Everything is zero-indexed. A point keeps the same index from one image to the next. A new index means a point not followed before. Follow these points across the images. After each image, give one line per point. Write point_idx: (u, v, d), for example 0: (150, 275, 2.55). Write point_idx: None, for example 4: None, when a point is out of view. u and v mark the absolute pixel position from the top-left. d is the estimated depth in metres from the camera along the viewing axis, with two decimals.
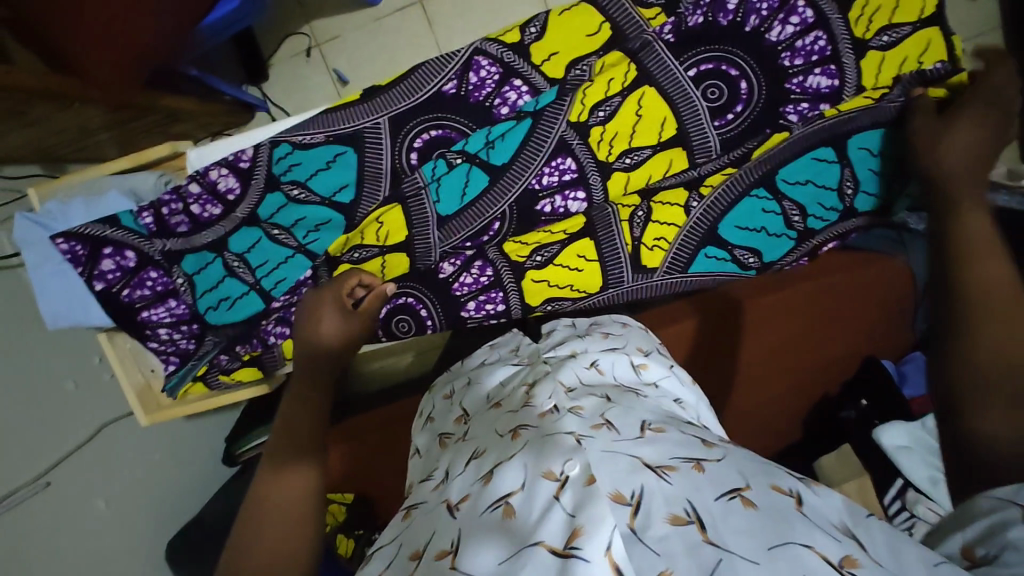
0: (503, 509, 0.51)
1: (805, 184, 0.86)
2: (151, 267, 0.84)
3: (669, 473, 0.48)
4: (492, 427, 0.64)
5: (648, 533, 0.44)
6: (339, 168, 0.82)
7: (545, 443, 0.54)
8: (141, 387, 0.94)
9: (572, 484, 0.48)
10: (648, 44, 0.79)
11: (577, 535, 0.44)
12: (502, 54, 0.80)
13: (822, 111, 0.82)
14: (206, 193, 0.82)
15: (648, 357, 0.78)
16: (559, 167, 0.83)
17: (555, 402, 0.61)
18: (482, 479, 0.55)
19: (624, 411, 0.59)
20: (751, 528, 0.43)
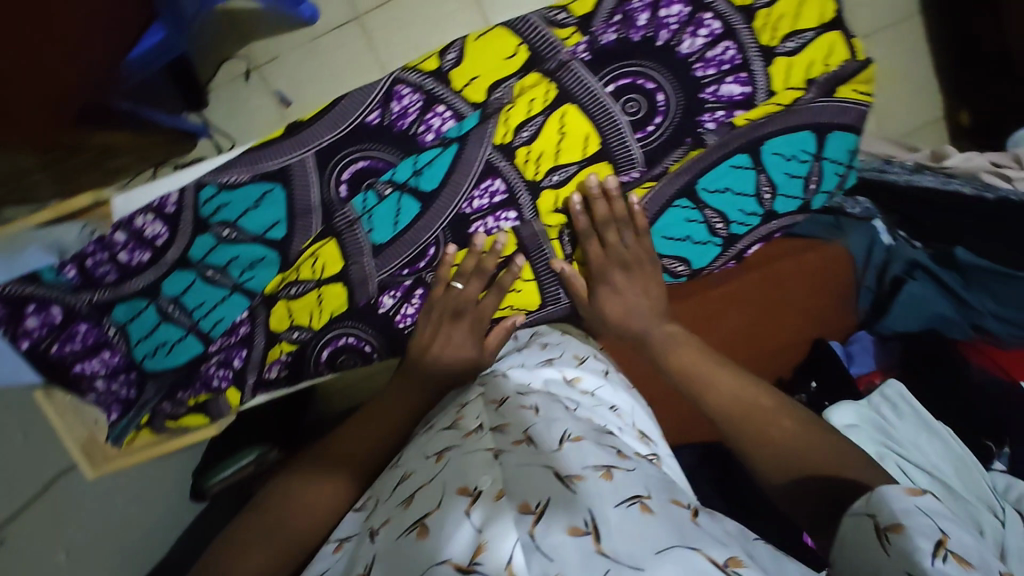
0: (416, 531, 0.56)
1: (726, 192, 0.89)
2: (81, 320, 0.83)
3: (576, 483, 0.55)
4: (421, 448, 0.69)
5: (545, 542, 0.51)
6: (268, 206, 0.81)
7: (466, 462, 0.61)
8: (83, 440, 0.91)
9: (482, 500, 0.56)
10: (565, 63, 0.81)
11: (479, 551, 0.51)
12: (422, 81, 0.81)
13: (730, 120, 0.85)
14: (132, 240, 0.79)
15: (582, 367, 0.81)
16: (489, 190, 0.84)
17: (479, 422, 0.68)
18: (403, 503, 0.61)
19: (547, 424, 0.65)
20: (642, 533, 0.50)
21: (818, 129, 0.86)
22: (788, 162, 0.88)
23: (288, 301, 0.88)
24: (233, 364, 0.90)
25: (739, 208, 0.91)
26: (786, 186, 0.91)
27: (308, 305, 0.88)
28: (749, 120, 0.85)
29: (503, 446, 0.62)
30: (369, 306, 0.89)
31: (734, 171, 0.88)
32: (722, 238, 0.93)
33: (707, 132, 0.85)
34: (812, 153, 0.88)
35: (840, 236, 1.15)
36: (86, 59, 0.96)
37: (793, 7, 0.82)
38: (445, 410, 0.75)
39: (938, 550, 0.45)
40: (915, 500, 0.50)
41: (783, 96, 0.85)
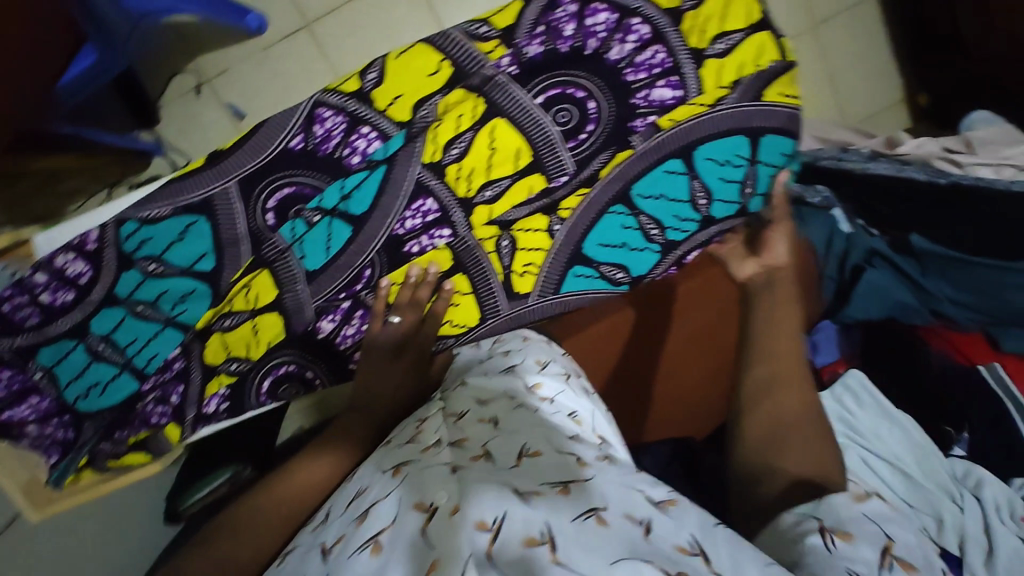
0: (370, 548, 0.57)
1: (658, 198, 0.90)
2: (4, 366, 0.79)
3: (533, 498, 0.56)
4: (376, 463, 0.68)
5: (500, 558, 0.52)
6: (192, 239, 0.79)
7: (423, 477, 0.62)
8: (25, 483, 0.89)
9: (438, 515, 0.56)
10: (491, 79, 0.78)
11: (433, 567, 0.52)
12: (344, 103, 0.77)
13: (655, 122, 0.83)
14: (54, 280, 0.77)
15: (543, 375, 0.82)
16: (421, 209, 0.83)
17: (437, 438, 0.68)
18: (356, 520, 0.60)
19: (506, 438, 0.66)
20: (600, 546, 0.52)
21: (751, 133, 0.86)
22: (722, 167, 0.89)
23: (223, 334, 0.86)
24: (171, 400, 0.88)
25: (672, 213, 0.92)
26: (722, 191, 0.91)
27: (243, 337, 0.87)
28: (675, 121, 0.83)
29: (459, 461, 0.63)
30: (307, 332, 0.88)
31: (667, 177, 0.88)
32: (658, 244, 0.95)
33: (636, 136, 0.83)
34: (745, 158, 0.89)
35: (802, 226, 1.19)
36: (11, 86, 0.93)
37: (719, 8, 0.79)
38: (404, 425, 0.75)
39: (883, 561, 0.54)
40: (860, 506, 0.59)
41: (712, 96, 0.82)
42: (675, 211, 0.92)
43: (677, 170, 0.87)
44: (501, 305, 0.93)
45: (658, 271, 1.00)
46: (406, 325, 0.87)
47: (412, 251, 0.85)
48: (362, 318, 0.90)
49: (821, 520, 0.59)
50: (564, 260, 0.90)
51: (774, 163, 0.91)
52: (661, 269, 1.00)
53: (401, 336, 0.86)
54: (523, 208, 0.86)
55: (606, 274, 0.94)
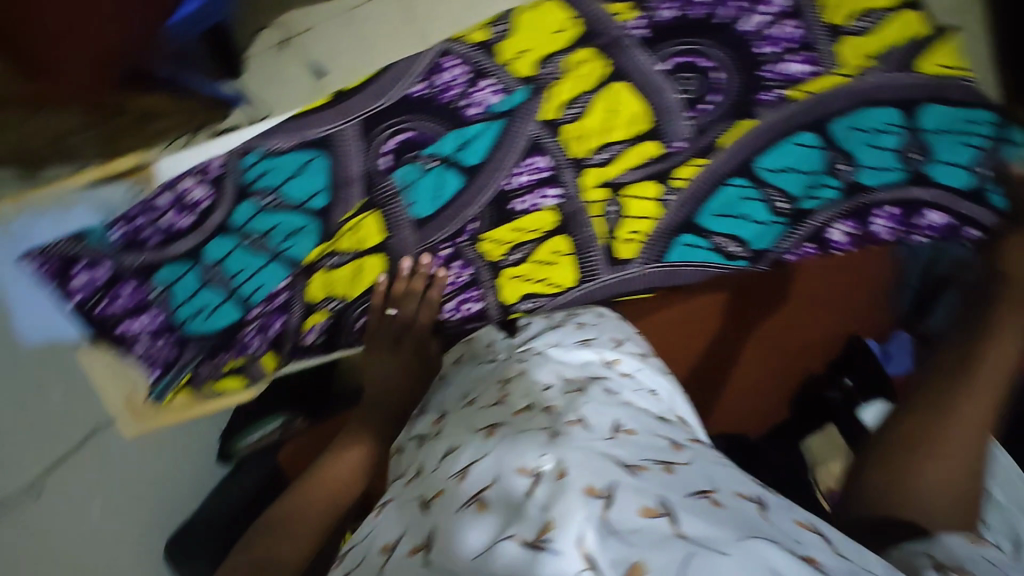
0: (475, 506, 0.51)
1: (787, 173, 0.86)
2: (126, 280, 0.82)
3: (641, 472, 0.51)
4: (464, 422, 0.65)
5: (620, 526, 0.46)
6: (309, 175, 0.82)
7: (519, 439, 0.56)
8: (123, 398, 0.87)
9: (545, 479, 0.50)
10: (618, 41, 0.78)
11: (548, 528, 0.46)
12: (469, 53, 0.79)
13: (783, 95, 0.82)
14: (177, 204, 0.80)
15: (619, 351, 0.78)
16: (532, 166, 0.82)
17: (529, 402, 0.64)
18: (456, 475, 0.55)
19: (598, 406, 0.62)
20: (724, 524, 0.46)
21: (906, 104, 0.84)
22: (869, 134, 0.85)
23: (328, 272, 0.87)
24: (273, 327, 0.90)
25: (802, 183, 0.87)
26: (871, 157, 0.86)
27: (347, 276, 0.87)
28: (813, 92, 0.83)
29: (556, 425, 0.57)
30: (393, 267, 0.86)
31: (798, 149, 0.85)
32: (787, 216, 0.88)
33: (762, 106, 0.82)
34: (900, 126, 0.85)
35: None
36: None
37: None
38: (483, 382, 0.73)
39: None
40: (979, 549, 0.49)
41: (852, 67, 0.83)
42: (808, 185, 0.87)
43: (809, 143, 0.85)
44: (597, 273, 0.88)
45: (794, 247, 0.91)
46: (401, 317, 0.83)
47: (516, 208, 0.83)
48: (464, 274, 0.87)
49: (933, 555, 0.47)
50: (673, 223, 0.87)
51: (943, 132, 0.85)
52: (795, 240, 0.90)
53: (397, 326, 0.83)
54: (636, 173, 0.84)
55: (719, 247, 0.88)
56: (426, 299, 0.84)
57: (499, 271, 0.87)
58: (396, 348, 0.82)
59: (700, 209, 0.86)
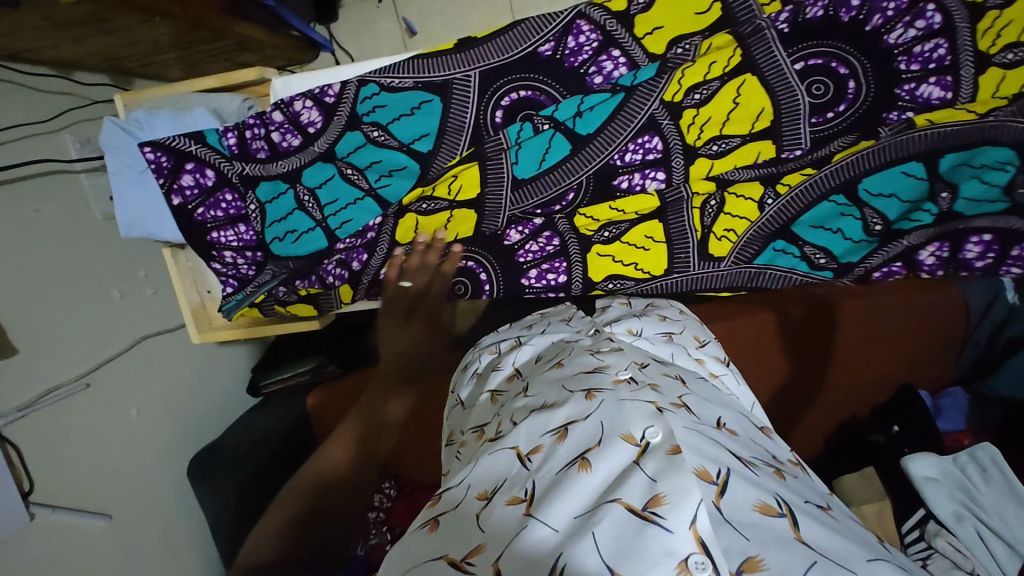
0: (577, 465, 0.49)
1: (890, 198, 0.81)
2: (228, 189, 0.86)
3: (755, 469, 0.49)
4: (559, 383, 0.62)
5: (737, 518, 0.43)
6: (422, 116, 0.82)
7: (624, 404, 0.52)
8: (195, 306, 0.98)
9: (653, 450, 0.47)
10: (760, 31, 0.75)
11: (658, 502, 0.42)
12: (605, 21, 0.78)
13: (910, 119, 0.76)
14: (288, 123, 0.83)
15: (705, 354, 0.78)
16: (644, 146, 0.81)
17: (630, 374, 0.60)
18: (555, 435, 0.53)
19: (701, 399, 0.59)
20: (846, 540, 0.44)
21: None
22: (976, 170, 0.77)
23: (418, 216, 0.86)
24: (352, 266, 0.88)
25: (898, 206, 0.81)
26: (973, 190, 0.78)
27: (436, 223, 0.86)
28: (932, 123, 0.76)
29: (663, 402, 0.53)
30: (494, 235, 0.87)
31: (904, 178, 0.79)
32: (878, 237, 0.83)
33: (886, 128, 0.77)
34: (1013, 164, 0.75)
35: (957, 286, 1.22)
36: None
37: None
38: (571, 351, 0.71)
39: None
40: None
41: (984, 104, 0.75)
42: (905, 209, 0.81)
43: (916, 174, 0.78)
44: (687, 264, 0.87)
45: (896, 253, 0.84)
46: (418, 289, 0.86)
47: (620, 186, 0.83)
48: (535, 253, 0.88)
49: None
50: (768, 231, 0.84)
51: None
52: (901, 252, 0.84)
53: (413, 299, 0.87)
54: (746, 171, 0.82)
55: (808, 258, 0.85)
56: (440, 272, 0.87)
57: (588, 248, 0.88)
58: (409, 320, 0.88)
59: (794, 221, 0.84)
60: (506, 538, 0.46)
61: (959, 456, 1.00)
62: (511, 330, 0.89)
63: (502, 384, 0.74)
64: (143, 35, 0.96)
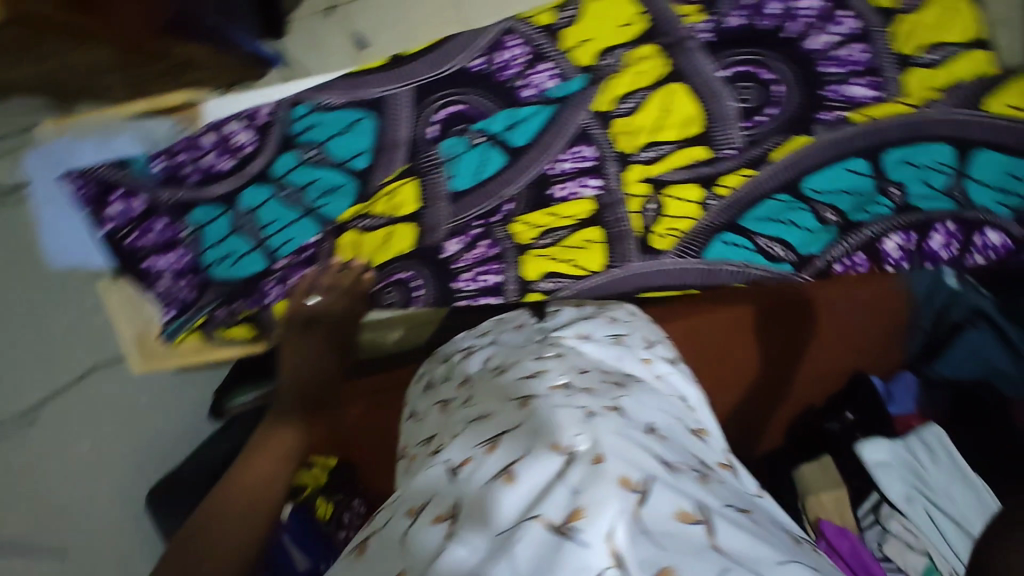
0: (502, 478, 0.49)
1: (839, 194, 0.85)
2: (160, 215, 0.85)
3: (679, 473, 0.49)
4: (497, 392, 0.61)
5: (654, 528, 0.44)
6: (356, 134, 0.82)
7: (554, 415, 0.52)
8: (138, 335, 0.93)
9: (579, 462, 0.47)
10: (682, 42, 0.79)
11: (576, 516, 0.44)
12: (532, 35, 0.80)
13: (846, 117, 0.82)
14: (221, 145, 0.83)
15: (654, 353, 0.74)
16: (577, 155, 0.82)
17: (567, 379, 0.60)
18: (485, 446, 0.53)
19: (638, 401, 0.58)
20: (761, 543, 0.45)
21: (956, 142, 0.84)
22: (918, 170, 0.85)
23: (359, 233, 0.86)
24: (291, 283, 0.88)
25: (861, 203, 0.86)
26: (920, 189, 0.86)
27: (377, 240, 0.86)
28: (871, 118, 0.82)
29: (595, 407, 0.53)
30: (432, 247, 0.86)
31: (848, 174, 0.84)
32: (835, 227, 0.87)
33: (820, 125, 0.82)
34: (949, 166, 0.85)
35: None
36: None
37: (936, 22, 0.84)
38: (515, 356, 0.70)
39: None
40: None
41: (916, 98, 0.83)
42: (855, 201, 0.86)
43: (863, 171, 0.85)
44: (628, 255, 0.87)
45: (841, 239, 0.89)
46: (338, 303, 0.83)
47: (556, 195, 0.83)
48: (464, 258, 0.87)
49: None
50: (721, 221, 0.85)
51: (987, 181, 0.86)
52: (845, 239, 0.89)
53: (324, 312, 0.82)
54: (684, 172, 0.83)
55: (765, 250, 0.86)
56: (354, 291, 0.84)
57: (525, 250, 0.87)
58: (307, 330, 0.79)
59: (743, 213, 0.85)
60: (428, 558, 0.46)
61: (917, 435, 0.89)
62: (468, 337, 0.86)
63: (451, 392, 0.72)
64: None
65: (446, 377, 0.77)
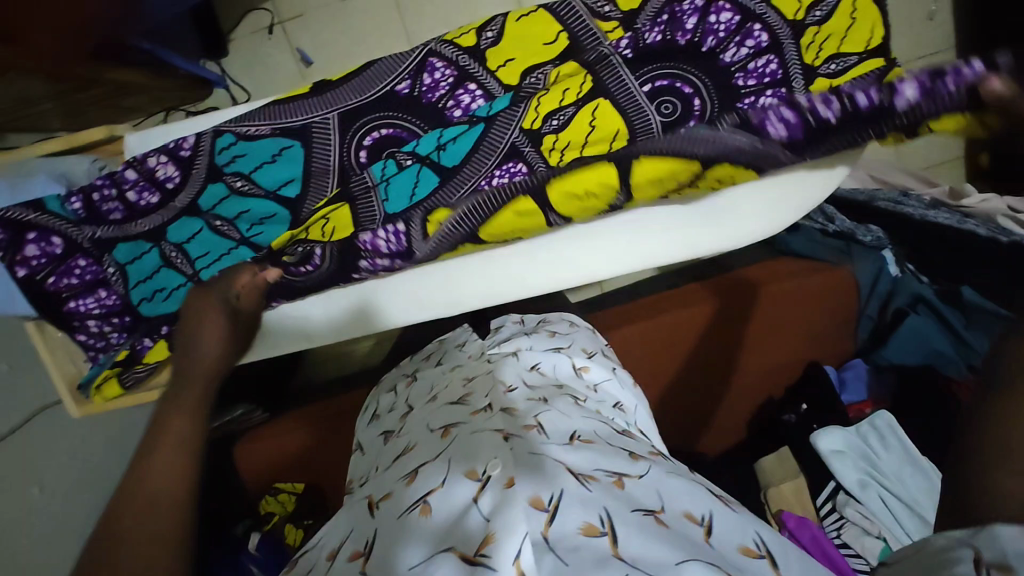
0: (419, 509, 0.50)
1: None
2: (81, 254, 0.82)
3: (590, 482, 0.49)
4: (426, 421, 0.63)
5: (560, 542, 0.43)
6: (286, 162, 0.81)
7: (474, 441, 0.54)
8: (71, 378, 0.90)
9: (491, 485, 0.48)
10: (605, 58, 0.79)
11: (488, 541, 0.43)
12: (456, 56, 0.80)
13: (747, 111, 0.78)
14: (143, 180, 0.81)
15: (591, 360, 0.79)
16: (511, 171, 0.80)
17: (489, 401, 0.61)
18: (406, 478, 0.54)
19: (558, 415, 0.59)
20: (664, 543, 0.45)
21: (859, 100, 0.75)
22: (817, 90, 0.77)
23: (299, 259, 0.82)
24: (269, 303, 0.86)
25: None
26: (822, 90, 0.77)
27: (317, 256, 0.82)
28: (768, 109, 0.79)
29: (513, 429, 0.55)
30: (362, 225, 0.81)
31: None
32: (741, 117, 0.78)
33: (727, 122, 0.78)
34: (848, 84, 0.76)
35: (848, 263, 1.20)
36: None
37: (842, 29, 0.77)
38: (449, 381, 0.71)
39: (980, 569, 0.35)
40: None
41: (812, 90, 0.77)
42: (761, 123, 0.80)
43: None
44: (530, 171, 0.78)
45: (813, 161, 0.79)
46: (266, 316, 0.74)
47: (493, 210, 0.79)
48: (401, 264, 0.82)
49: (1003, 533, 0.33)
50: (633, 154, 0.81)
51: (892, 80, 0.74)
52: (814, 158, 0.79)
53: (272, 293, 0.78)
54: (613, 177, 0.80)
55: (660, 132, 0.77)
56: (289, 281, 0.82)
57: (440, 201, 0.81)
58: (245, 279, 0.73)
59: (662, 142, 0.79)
60: None
61: (857, 427, 1.07)
62: (413, 361, 0.86)
63: (394, 423, 0.71)
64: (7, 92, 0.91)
65: (390, 407, 0.77)
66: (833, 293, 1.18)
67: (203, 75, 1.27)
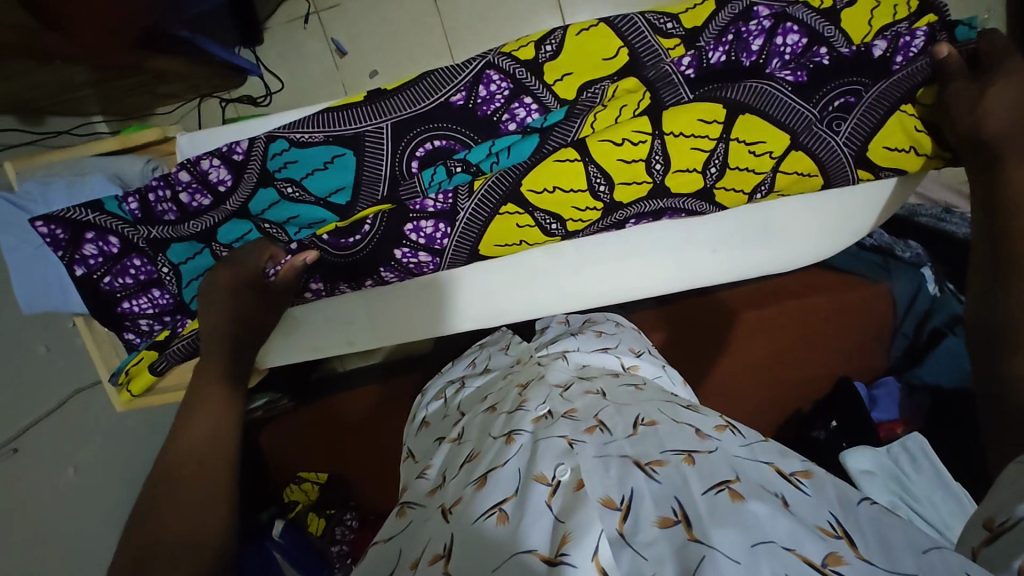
0: (495, 516, 0.49)
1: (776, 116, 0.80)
2: (136, 254, 0.83)
3: (657, 470, 0.49)
4: (486, 427, 0.63)
5: (635, 538, 0.44)
6: (336, 169, 0.81)
7: (540, 445, 0.54)
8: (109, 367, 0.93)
9: (563, 489, 0.49)
10: (666, 76, 0.77)
11: (564, 541, 0.44)
12: (514, 69, 0.79)
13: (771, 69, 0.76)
14: (196, 182, 0.81)
15: (639, 358, 0.77)
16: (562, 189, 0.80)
17: (548, 408, 0.60)
18: (476, 483, 0.54)
19: (617, 409, 0.58)
20: (740, 523, 0.42)
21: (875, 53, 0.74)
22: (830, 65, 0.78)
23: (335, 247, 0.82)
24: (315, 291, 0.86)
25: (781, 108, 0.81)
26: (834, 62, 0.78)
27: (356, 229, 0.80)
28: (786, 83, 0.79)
29: (576, 433, 0.55)
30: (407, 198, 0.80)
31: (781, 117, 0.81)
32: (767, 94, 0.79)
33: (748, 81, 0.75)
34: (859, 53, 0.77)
35: (886, 278, 1.15)
36: None
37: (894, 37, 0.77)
38: (502, 388, 0.71)
39: None
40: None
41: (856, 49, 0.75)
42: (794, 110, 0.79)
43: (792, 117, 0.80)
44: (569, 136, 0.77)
45: (841, 134, 0.76)
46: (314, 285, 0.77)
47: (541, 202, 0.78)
48: (443, 231, 0.81)
49: None
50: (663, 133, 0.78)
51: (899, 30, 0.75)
52: (842, 130, 0.75)
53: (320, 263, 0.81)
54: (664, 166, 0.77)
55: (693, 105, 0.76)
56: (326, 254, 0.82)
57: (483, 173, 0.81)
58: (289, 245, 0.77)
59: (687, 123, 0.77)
60: None
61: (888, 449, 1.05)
62: (454, 368, 0.88)
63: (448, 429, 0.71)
64: (52, 79, 0.91)
65: (442, 414, 0.77)
66: (873, 308, 1.15)
67: (239, 63, 1.27)
